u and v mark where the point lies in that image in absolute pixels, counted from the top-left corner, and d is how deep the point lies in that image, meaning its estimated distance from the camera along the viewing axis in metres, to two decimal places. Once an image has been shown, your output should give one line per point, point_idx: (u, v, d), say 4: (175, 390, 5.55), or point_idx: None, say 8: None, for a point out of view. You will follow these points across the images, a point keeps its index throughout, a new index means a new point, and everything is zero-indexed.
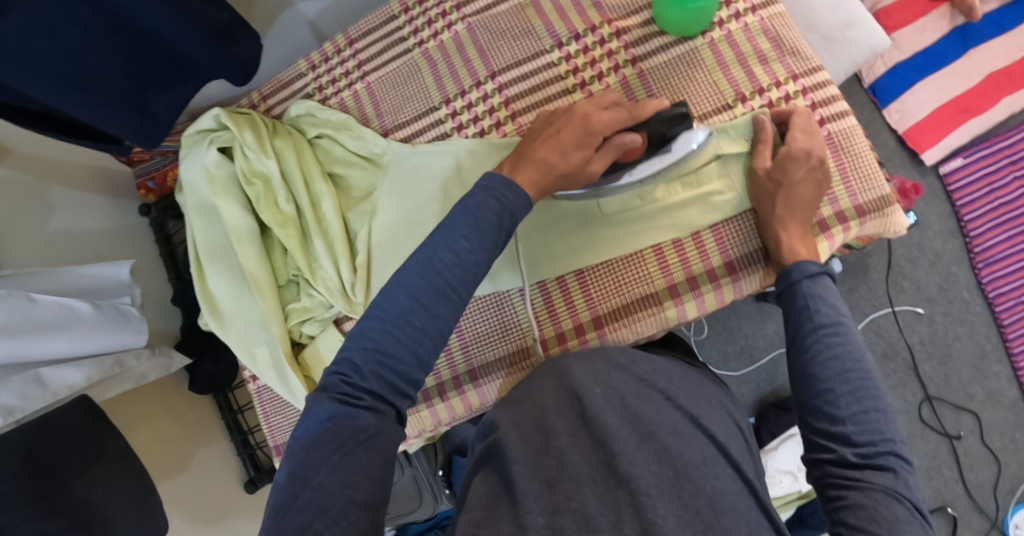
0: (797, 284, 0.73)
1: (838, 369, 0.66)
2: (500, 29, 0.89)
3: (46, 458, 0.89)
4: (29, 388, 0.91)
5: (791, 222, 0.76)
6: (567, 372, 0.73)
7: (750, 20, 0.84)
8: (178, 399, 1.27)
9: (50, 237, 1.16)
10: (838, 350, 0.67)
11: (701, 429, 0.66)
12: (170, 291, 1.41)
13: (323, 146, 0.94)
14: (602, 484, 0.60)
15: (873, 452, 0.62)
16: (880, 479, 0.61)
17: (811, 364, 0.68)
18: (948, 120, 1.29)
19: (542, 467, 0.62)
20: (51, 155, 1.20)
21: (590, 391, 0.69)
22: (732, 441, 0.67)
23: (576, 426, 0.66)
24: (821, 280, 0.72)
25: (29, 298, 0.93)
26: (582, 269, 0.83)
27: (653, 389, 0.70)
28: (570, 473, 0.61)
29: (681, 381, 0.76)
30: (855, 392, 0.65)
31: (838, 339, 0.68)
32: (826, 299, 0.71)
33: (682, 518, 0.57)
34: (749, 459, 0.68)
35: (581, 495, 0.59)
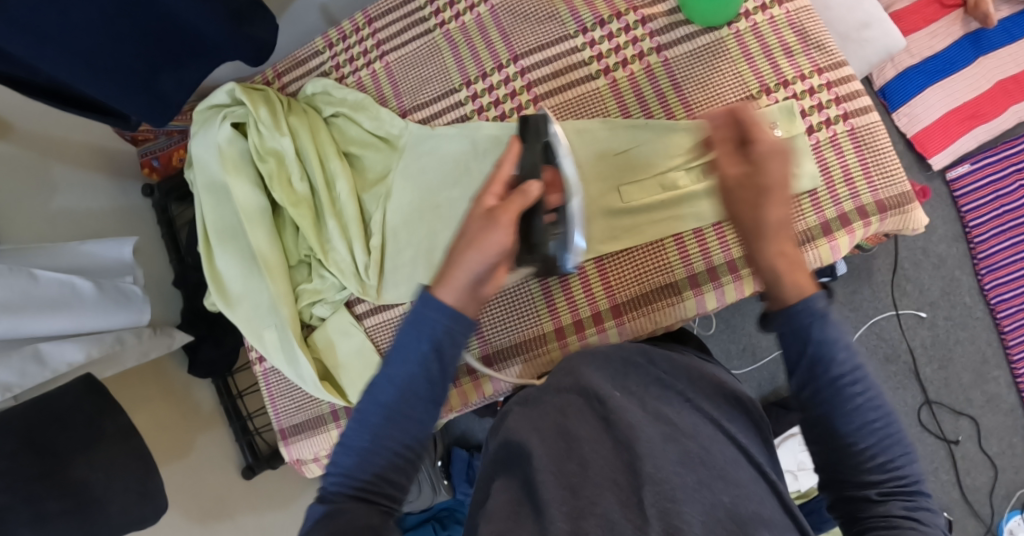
0: (807, 325, 0.57)
1: (859, 417, 0.56)
2: (524, 12, 0.88)
3: (45, 438, 0.87)
4: (28, 365, 0.88)
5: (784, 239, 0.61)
6: (585, 375, 0.72)
7: (776, 12, 0.84)
8: (177, 383, 1.25)
9: (52, 214, 1.14)
10: (859, 395, 0.56)
11: (720, 429, 0.66)
12: (170, 274, 1.38)
13: (339, 126, 0.92)
14: (625, 489, 0.60)
15: (899, 489, 0.55)
16: (913, 519, 0.53)
17: (832, 408, 0.57)
18: (957, 125, 1.29)
19: (564, 474, 0.61)
20: (55, 132, 1.18)
21: (610, 392, 0.68)
22: (752, 444, 0.67)
23: (599, 429, 0.65)
24: (832, 315, 0.58)
25: (30, 274, 0.90)
26: (601, 257, 0.82)
27: (672, 391, 0.70)
28: (593, 480, 0.60)
29: (699, 375, 0.76)
30: (882, 441, 0.56)
31: (858, 383, 0.56)
32: (840, 329, 0.57)
33: (707, 524, 0.57)
34: (761, 450, 0.69)
35: (604, 502, 0.58)
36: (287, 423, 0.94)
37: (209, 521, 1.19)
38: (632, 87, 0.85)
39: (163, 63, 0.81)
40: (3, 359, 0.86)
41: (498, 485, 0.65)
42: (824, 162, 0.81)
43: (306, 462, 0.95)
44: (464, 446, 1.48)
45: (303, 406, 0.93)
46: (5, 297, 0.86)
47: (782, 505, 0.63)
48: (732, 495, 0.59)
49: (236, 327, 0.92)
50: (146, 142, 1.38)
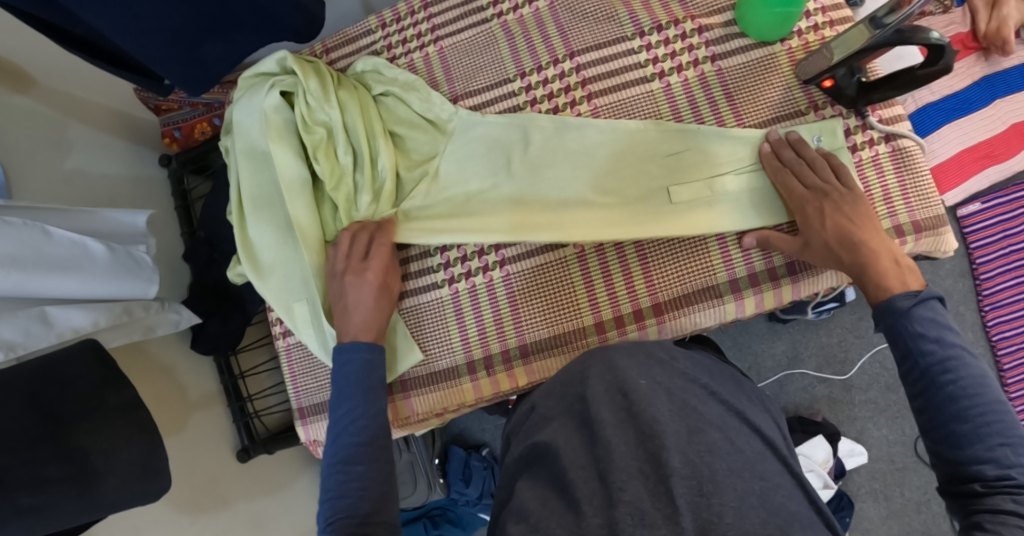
0: (899, 321, 0.68)
1: (955, 388, 0.63)
2: (583, 10, 0.89)
3: (50, 402, 0.86)
4: (33, 325, 0.88)
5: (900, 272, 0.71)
6: (615, 364, 0.75)
7: (828, 33, 0.86)
8: (178, 359, 1.23)
9: (66, 174, 1.12)
10: (953, 382, 0.63)
11: (745, 424, 0.72)
12: (181, 247, 1.36)
13: (388, 105, 0.91)
14: (651, 478, 0.63)
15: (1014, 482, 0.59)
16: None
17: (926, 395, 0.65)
18: (971, 163, 1.31)
19: (591, 463, 0.66)
20: (76, 92, 1.18)
21: (637, 382, 0.71)
22: (773, 434, 0.73)
23: (622, 418, 0.68)
24: (928, 314, 0.67)
25: (44, 230, 0.90)
26: (646, 255, 0.82)
27: (697, 384, 0.74)
28: (619, 466, 0.64)
29: (719, 376, 0.80)
30: (990, 428, 0.61)
31: (952, 375, 0.64)
32: (940, 328, 0.66)
33: (740, 510, 0.60)
34: (776, 432, 0.75)
35: (632, 488, 0.62)
36: (307, 402, 0.92)
37: (201, 500, 1.16)
38: (686, 93, 0.86)
39: (207, 30, 0.85)
40: (9, 317, 0.86)
41: (524, 485, 0.68)
42: (865, 181, 0.83)
43: (323, 444, 0.93)
44: (462, 444, 1.46)
45: (325, 385, 0.91)
46: (16, 252, 0.85)
47: (806, 498, 0.67)
48: (761, 484, 0.64)
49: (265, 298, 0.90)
50: (169, 112, 1.35)
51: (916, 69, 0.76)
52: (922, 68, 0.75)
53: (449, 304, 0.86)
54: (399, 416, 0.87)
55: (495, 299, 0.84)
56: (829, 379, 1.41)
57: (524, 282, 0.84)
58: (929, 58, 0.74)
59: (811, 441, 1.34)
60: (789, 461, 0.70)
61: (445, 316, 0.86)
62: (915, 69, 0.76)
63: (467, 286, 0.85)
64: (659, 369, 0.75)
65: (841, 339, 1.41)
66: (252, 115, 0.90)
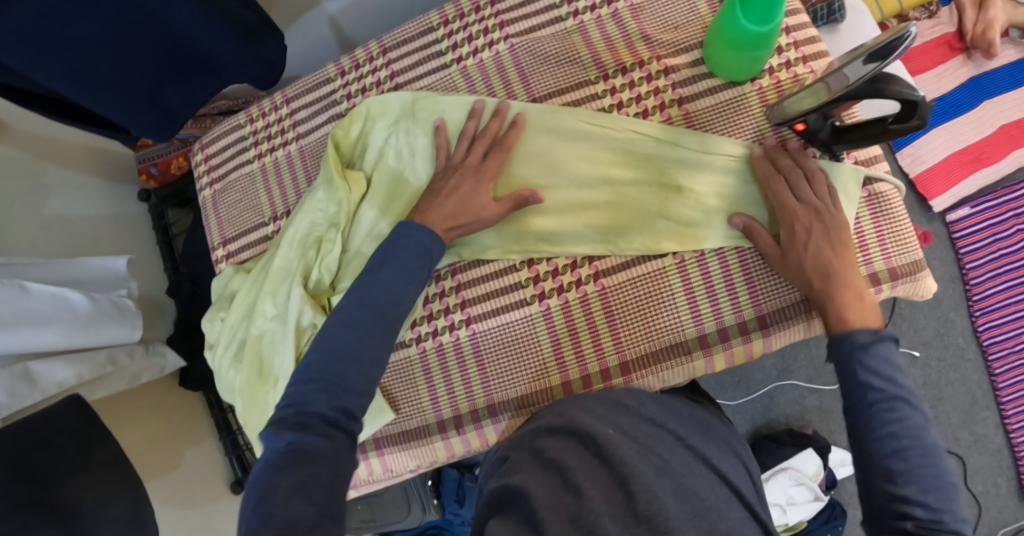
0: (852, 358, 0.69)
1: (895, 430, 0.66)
2: (545, 53, 0.86)
3: (34, 465, 0.89)
4: (18, 383, 0.92)
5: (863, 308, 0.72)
6: (577, 416, 0.75)
7: (801, 71, 0.83)
8: (167, 398, 1.26)
9: (46, 220, 1.14)
10: (891, 425, 0.66)
11: (711, 468, 0.71)
12: (164, 283, 1.37)
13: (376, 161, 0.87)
14: (620, 518, 0.64)
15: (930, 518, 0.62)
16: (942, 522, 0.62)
17: (867, 436, 0.67)
18: (959, 168, 1.26)
19: (561, 505, 0.64)
20: (48, 135, 1.17)
21: (603, 430, 0.71)
22: (741, 481, 0.72)
23: (593, 464, 0.69)
24: (878, 348, 0.69)
25: (23, 287, 0.95)
26: (613, 309, 0.81)
27: (664, 430, 0.74)
28: (590, 506, 0.64)
29: (688, 419, 0.78)
30: (915, 470, 0.64)
31: (897, 413, 0.66)
32: (887, 371, 0.68)
33: None
34: (750, 485, 0.74)
35: (602, 528, 0.62)
36: None
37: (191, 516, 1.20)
38: None
39: (168, 78, 0.83)
40: None
41: (491, 523, 0.63)
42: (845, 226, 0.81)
43: None
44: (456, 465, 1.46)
45: None
46: None
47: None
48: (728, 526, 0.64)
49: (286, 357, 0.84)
50: (145, 148, 1.36)
51: (889, 123, 0.72)
52: (893, 120, 0.72)
53: (417, 363, 0.85)
54: (372, 473, 0.88)
55: (463, 359, 0.83)
56: (819, 390, 1.40)
57: (491, 340, 0.83)
58: (902, 114, 0.70)
59: (801, 454, 1.33)
60: (756, 508, 0.70)
61: (414, 376, 0.85)
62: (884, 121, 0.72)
63: (434, 343, 0.84)
64: (626, 415, 0.75)
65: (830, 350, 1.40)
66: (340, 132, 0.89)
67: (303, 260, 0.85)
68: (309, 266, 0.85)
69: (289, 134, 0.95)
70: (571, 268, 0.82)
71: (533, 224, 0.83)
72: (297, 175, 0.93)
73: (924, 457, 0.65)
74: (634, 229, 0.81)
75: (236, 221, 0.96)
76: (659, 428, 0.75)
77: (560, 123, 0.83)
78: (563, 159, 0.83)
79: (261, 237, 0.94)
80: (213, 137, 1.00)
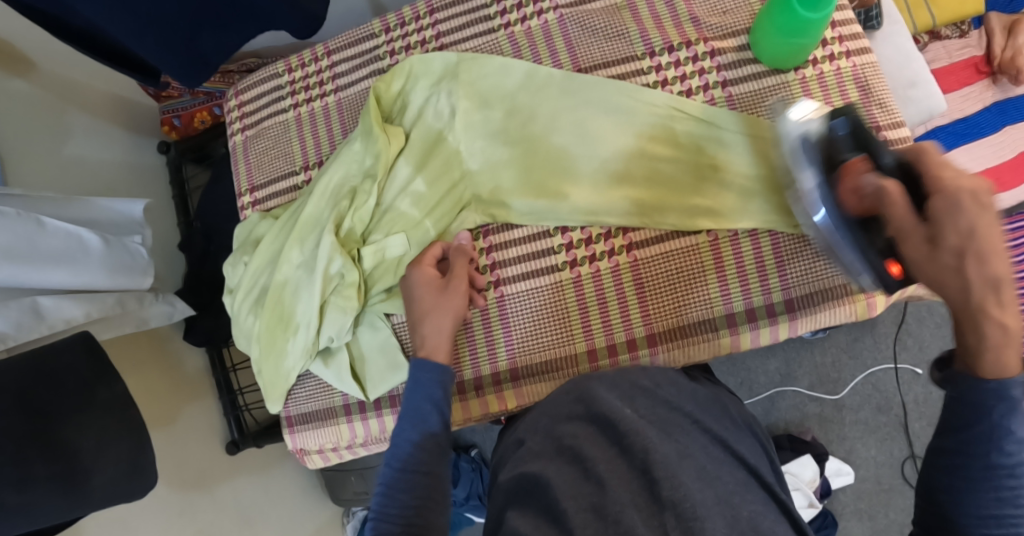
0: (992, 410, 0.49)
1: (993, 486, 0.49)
2: (593, 26, 0.87)
3: (35, 398, 0.83)
4: (26, 317, 0.89)
5: (1008, 310, 0.50)
6: (595, 396, 0.73)
7: (843, 64, 0.84)
8: (171, 352, 1.24)
9: (65, 161, 1.12)
10: (1010, 492, 0.48)
11: (733, 452, 0.69)
12: (177, 237, 1.36)
13: (417, 118, 0.87)
14: (644, 509, 0.59)
15: None
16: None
17: (981, 513, 0.49)
18: None
19: (582, 495, 0.61)
20: (74, 76, 1.16)
21: (623, 415, 0.68)
22: (760, 464, 0.70)
23: (613, 454, 0.66)
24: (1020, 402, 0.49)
25: (38, 222, 0.92)
26: (644, 282, 0.81)
27: (681, 413, 0.71)
28: (614, 497, 0.60)
29: (706, 400, 0.77)
30: None
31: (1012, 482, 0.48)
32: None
33: None
34: (768, 468, 0.72)
35: (627, 520, 0.58)
36: (295, 411, 0.91)
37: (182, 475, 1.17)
38: None
39: (207, 21, 0.80)
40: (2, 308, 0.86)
41: (511, 514, 0.63)
42: None
43: (310, 452, 0.92)
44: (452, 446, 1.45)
45: (314, 396, 0.90)
46: (8, 242, 0.86)
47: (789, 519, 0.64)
48: (750, 509, 0.60)
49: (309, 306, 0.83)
50: (169, 99, 1.32)
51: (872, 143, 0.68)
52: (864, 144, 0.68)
53: None
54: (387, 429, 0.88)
55: (489, 321, 0.83)
56: (821, 398, 1.40)
57: (519, 303, 0.83)
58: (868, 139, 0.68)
59: (800, 459, 1.33)
60: (775, 488, 0.67)
61: None
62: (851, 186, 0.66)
63: None
64: (642, 397, 0.74)
65: (835, 359, 1.40)
66: (383, 86, 0.88)
67: (334, 211, 0.84)
68: (341, 216, 0.84)
69: (328, 86, 0.95)
70: (605, 238, 0.83)
71: (568, 193, 0.82)
72: (332, 127, 0.93)
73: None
74: (670, 206, 0.81)
75: (266, 168, 0.95)
76: (676, 411, 0.72)
77: (604, 93, 0.84)
78: (604, 133, 0.83)
79: (290, 186, 0.93)
80: (248, 84, 0.99)
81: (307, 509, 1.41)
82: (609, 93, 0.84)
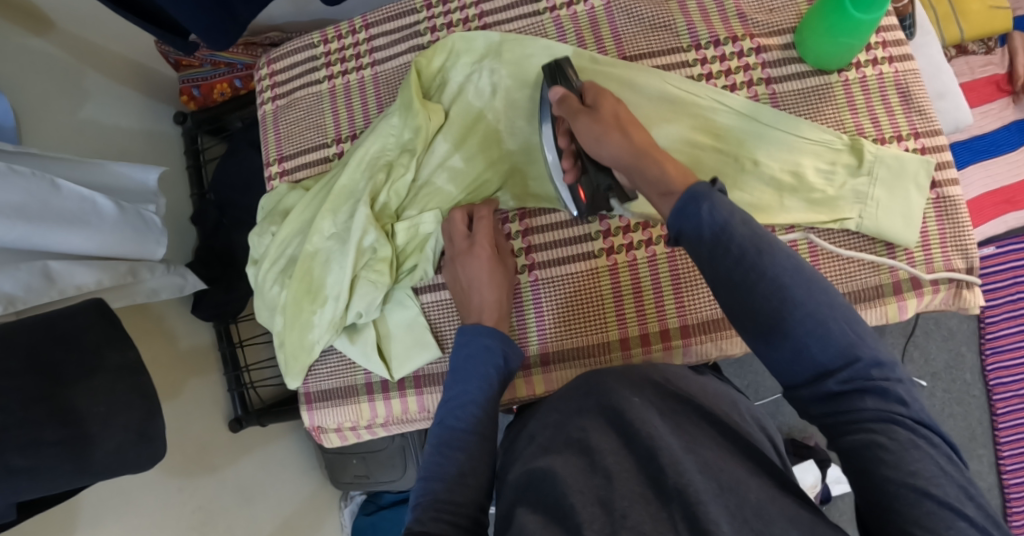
0: (701, 215, 0.59)
1: (797, 308, 0.55)
2: (640, 15, 0.87)
3: (48, 360, 0.78)
4: (34, 280, 0.84)
5: (670, 163, 0.68)
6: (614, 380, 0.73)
7: (886, 69, 0.84)
8: (179, 324, 1.21)
9: (79, 124, 1.10)
10: (778, 280, 0.56)
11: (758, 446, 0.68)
12: (189, 209, 1.32)
13: (457, 95, 0.86)
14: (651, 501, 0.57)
15: (854, 371, 0.54)
16: (906, 410, 0.53)
17: (758, 293, 0.56)
18: (989, 208, 1.28)
19: (590, 489, 0.59)
20: (93, 39, 1.13)
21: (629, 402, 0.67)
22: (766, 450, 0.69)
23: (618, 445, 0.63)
24: (718, 200, 0.60)
25: (52, 183, 0.88)
26: (681, 274, 0.81)
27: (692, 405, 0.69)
28: (621, 492, 0.58)
29: (720, 392, 0.76)
30: (808, 317, 0.55)
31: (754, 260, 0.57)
32: (730, 211, 0.59)
33: None
34: (770, 448, 0.73)
35: (634, 515, 0.56)
36: (314, 388, 0.89)
37: (184, 452, 1.14)
38: None
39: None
40: (11, 269, 0.82)
41: (519, 512, 0.60)
42: (923, 225, 0.83)
43: (327, 431, 0.91)
44: None
45: (335, 373, 0.88)
46: (20, 204, 0.82)
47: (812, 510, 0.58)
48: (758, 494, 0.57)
49: (340, 278, 0.83)
50: (189, 69, 1.30)
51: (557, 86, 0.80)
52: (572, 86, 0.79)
53: None
54: (409, 411, 0.87)
55: (521, 304, 0.83)
56: None
57: (553, 288, 0.82)
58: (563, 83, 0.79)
59: (801, 464, 1.31)
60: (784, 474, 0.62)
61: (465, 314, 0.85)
62: (563, 118, 0.78)
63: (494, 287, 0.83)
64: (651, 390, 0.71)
65: None
66: (424, 59, 0.86)
67: (369, 184, 0.83)
68: (376, 190, 0.84)
69: (364, 60, 0.93)
70: (644, 227, 0.82)
71: None
72: (368, 101, 0.92)
73: (786, 284, 0.56)
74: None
75: (296, 138, 0.94)
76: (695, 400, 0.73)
77: (645, 84, 0.84)
78: (646, 120, 0.84)
79: (322, 158, 0.92)
80: (281, 53, 0.97)
81: (307, 492, 1.39)
82: (651, 83, 0.84)
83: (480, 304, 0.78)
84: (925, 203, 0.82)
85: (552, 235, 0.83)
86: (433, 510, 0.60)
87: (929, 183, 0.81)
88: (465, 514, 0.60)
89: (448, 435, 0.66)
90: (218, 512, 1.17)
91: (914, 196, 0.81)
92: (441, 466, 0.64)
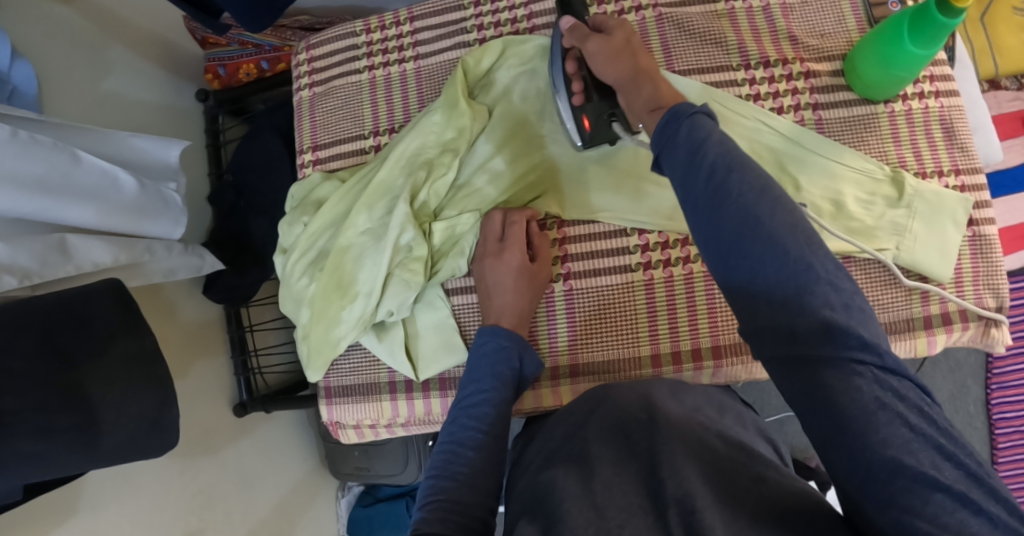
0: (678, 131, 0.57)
1: (757, 235, 0.51)
2: (691, 29, 0.86)
3: (64, 341, 0.75)
4: (50, 253, 0.80)
5: (663, 85, 0.69)
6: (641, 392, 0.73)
7: (932, 104, 0.84)
8: (189, 304, 1.18)
9: (101, 96, 1.07)
10: (748, 206, 0.52)
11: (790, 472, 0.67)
12: (205, 188, 1.30)
13: (502, 97, 0.85)
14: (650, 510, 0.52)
15: (818, 312, 0.49)
16: (874, 356, 0.47)
17: (728, 217, 0.53)
18: (1008, 242, 1.20)
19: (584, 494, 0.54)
20: (119, 11, 1.11)
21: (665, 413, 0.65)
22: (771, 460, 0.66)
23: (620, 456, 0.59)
24: (699, 120, 0.57)
25: (74, 155, 0.82)
26: (715, 293, 0.80)
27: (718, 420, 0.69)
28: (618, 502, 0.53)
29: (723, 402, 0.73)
30: (775, 256, 0.50)
31: (722, 177, 0.54)
32: (710, 132, 0.56)
33: None
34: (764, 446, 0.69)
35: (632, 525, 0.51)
36: (335, 384, 0.88)
37: (187, 434, 1.12)
38: None
39: None
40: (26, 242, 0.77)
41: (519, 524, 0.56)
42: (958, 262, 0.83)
43: (345, 427, 0.90)
44: None
45: (359, 370, 0.87)
46: (38, 175, 0.77)
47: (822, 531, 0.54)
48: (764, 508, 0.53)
49: (373, 275, 0.82)
50: (216, 46, 1.28)
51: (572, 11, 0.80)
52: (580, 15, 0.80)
53: None
54: (432, 412, 0.86)
55: (553, 314, 0.82)
56: None
57: (586, 300, 0.82)
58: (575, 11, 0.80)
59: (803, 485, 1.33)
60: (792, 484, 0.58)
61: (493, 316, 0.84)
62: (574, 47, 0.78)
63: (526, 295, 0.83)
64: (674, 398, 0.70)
65: None
66: (472, 59, 0.85)
67: (408, 182, 0.82)
68: (415, 188, 0.83)
69: (407, 53, 0.92)
70: (682, 244, 0.81)
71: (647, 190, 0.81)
72: (408, 96, 0.91)
73: (759, 214, 0.52)
74: None
75: (331, 128, 0.92)
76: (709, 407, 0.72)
77: (694, 103, 0.83)
78: None
79: (357, 151, 0.91)
80: (320, 38, 0.95)
81: (305, 480, 1.38)
82: (700, 103, 0.83)
83: (501, 306, 0.77)
84: (961, 241, 0.82)
85: (588, 247, 0.83)
86: (440, 510, 0.57)
87: (967, 221, 0.81)
88: (474, 516, 0.57)
89: (468, 435, 0.65)
90: (218, 497, 1.15)
91: (950, 232, 0.81)
92: (451, 464, 0.62)
